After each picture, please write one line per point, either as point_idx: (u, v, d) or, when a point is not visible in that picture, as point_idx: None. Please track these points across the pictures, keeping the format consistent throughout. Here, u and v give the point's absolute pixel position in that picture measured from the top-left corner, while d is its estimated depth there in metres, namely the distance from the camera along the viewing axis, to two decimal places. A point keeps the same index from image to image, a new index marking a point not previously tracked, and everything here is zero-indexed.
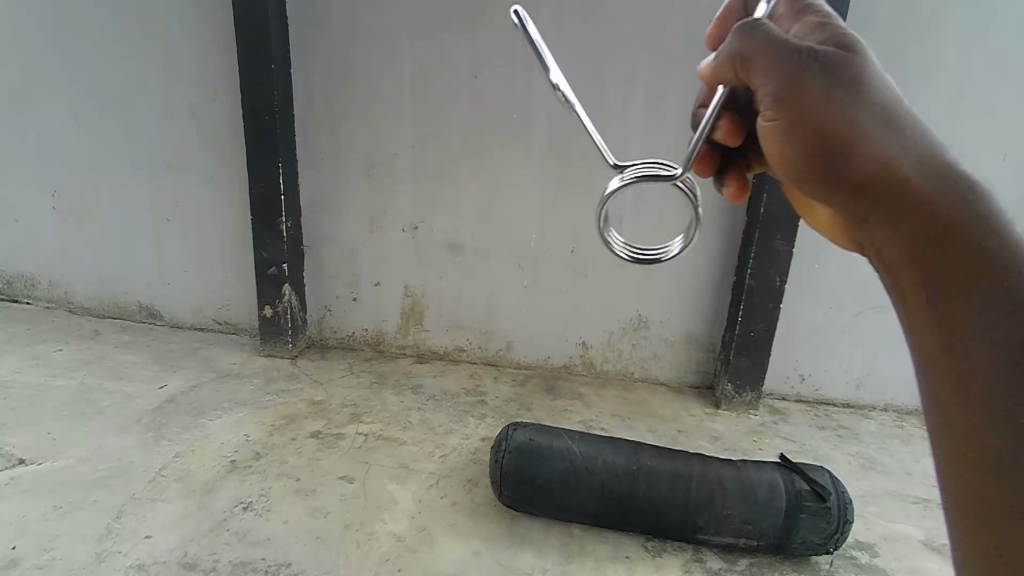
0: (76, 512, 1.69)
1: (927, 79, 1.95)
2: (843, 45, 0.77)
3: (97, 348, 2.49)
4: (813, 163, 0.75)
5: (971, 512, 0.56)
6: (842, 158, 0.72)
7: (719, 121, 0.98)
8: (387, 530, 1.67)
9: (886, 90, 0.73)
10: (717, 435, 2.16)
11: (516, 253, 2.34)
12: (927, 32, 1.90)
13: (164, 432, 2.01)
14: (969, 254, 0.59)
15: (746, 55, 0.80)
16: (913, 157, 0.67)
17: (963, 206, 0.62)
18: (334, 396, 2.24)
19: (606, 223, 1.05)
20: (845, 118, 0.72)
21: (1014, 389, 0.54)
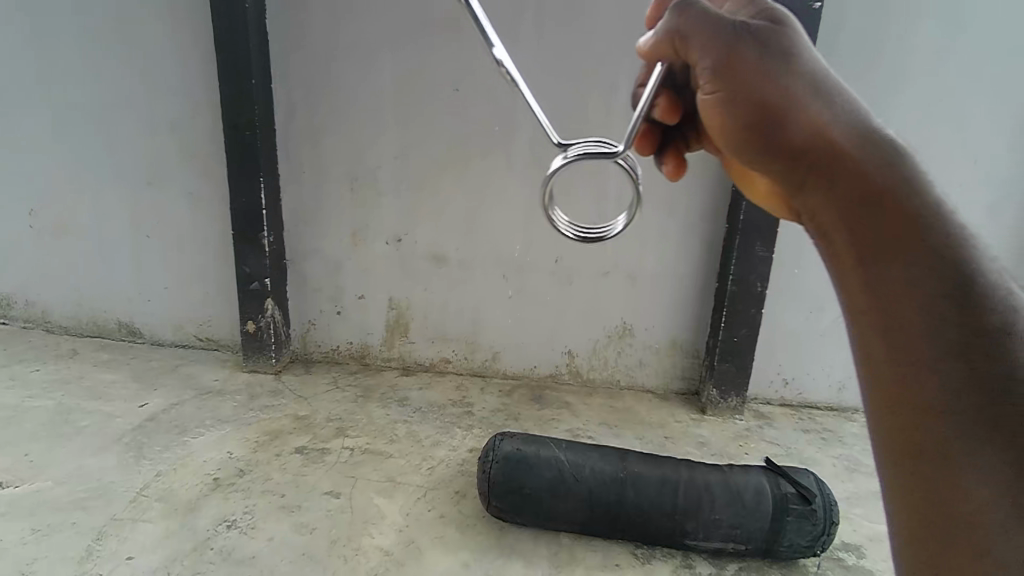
0: (54, 535, 1.65)
1: (900, 87, 2.00)
2: (774, 20, 0.82)
3: (76, 367, 2.45)
4: (751, 131, 0.79)
5: (915, 499, 0.57)
6: (776, 125, 0.76)
7: (657, 98, 0.99)
8: (374, 544, 1.65)
9: (816, 63, 0.78)
10: (704, 440, 2.17)
11: (500, 263, 2.35)
12: (898, 40, 1.95)
13: (145, 451, 1.97)
14: (900, 227, 0.62)
15: (683, 32, 0.85)
16: (843, 124, 0.71)
17: (893, 172, 0.65)
18: (319, 411, 2.21)
19: (551, 202, 1.05)
20: (777, 86, 0.76)
21: (948, 366, 0.57)
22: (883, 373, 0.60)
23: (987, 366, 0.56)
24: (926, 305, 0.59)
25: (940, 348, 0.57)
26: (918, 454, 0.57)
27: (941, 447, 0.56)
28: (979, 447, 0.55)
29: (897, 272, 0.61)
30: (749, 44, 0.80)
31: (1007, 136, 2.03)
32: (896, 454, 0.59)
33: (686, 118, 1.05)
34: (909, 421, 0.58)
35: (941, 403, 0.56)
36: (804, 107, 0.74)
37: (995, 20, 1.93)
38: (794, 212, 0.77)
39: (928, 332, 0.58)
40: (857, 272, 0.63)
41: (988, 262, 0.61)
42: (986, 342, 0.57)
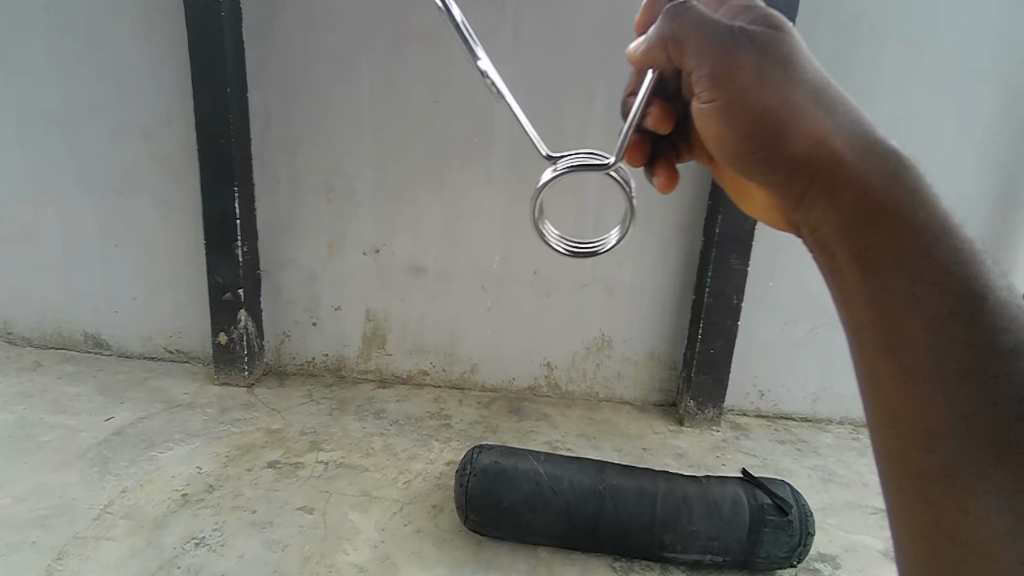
0: (11, 554, 1.58)
1: (868, 104, 2.05)
2: (771, 25, 0.83)
3: (39, 379, 2.36)
4: (751, 140, 0.80)
5: (920, 521, 0.59)
6: (776, 134, 0.77)
7: (649, 107, 1.00)
8: (348, 561, 1.61)
9: (814, 70, 0.79)
10: (681, 451, 2.18)
11: (479, 275, 2.34)
12: (867, 60, 2.01)
13: (110, 466, 1.91)
14: (902, 241, 0.63)
15: (679, 37, 0.86)
16: (845, 135, 0.72)
17: (896, 183, 0.66)
18: (292, 424, 2.17)
19: (541, 214, 1.04)
20: (778, 96, 0.77)
21: (954, 387, 0.57)
22: (883, 387, 0.61)
23: (1000, 389, 0.56)
24: (932, 324, 0.59)
25: (946, 367, 0.58)
26: (922, 475, 0.58)
27: (947, 469, 0.57)
28: (989, 470, 0.55)
29: (901, 290, 0.61)
30: (748, 50, 0.80)
31: (968, 159, 2.09)
32: (899, 476, 0.60)
33: (677, 127, 1.07)
34: (913, 440, 0.59)
35: (944, 423, 0.57)
36: (807, 118, 0.74)
37: (955, 48, 2.00)
38: (792, 222, 0.79)
39: (934, 351, 0.58)
40: (859, 287, 0.64)
41: (995, 279, 0.61)
42: (996, 362, 0.57)
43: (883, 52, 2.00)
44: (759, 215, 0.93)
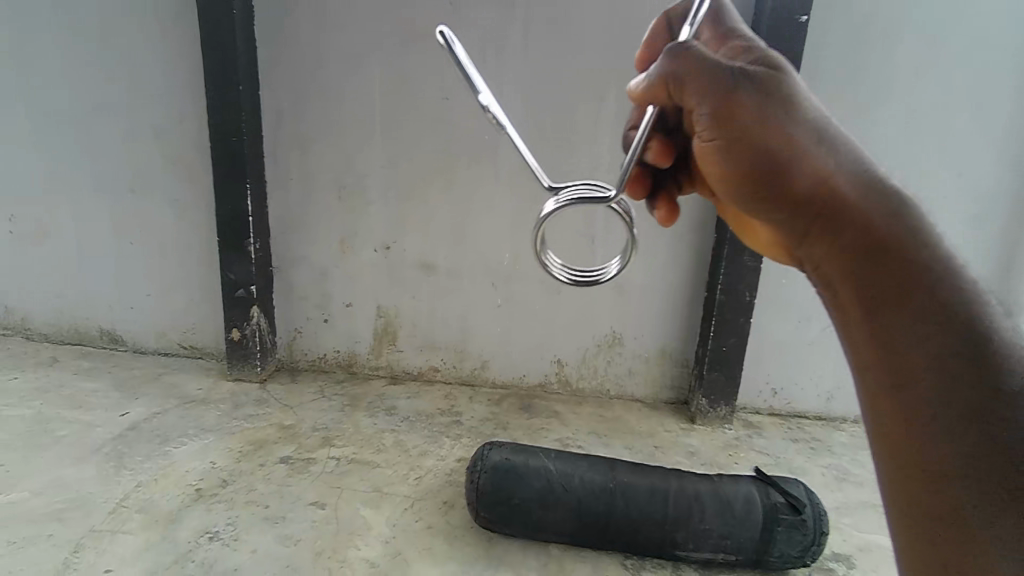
0: (28, 547, 1.60)
1: (882, 102, 2.02)
2: (771, 66, 0.85)
3: (56, 375, 2.39)
4: (750, 177, 0.82)
5: (925, 559, 0.60)
6: (776, 174, 0.78)
7: (650, 141, 1.01)
8: (360, 556, 1.62)
9: (815, 107, 0.80)
10: (693, 449, 2.17)
11: (489, 272, 2.33)
12: (880, 58, 1.98)
13: (125, 461, 1.93)
14: (905, 282, 0.63)
15: (678, 75, 0.87)
16: (846, 173, 0.73)
17: (898, 222, 0.67)
18: (304, 420, 2.18)
19: (543, 246, 1.07)
20: (777, 136, 0.79)
21: (957, 427, 0.58)
22: (884, 423, 0.62)
23: (1005, 433, 0.56)
24: (933, 366, 0.60)
25: (950, 408, 0.58)
26: (927, 515, 0.59)
27: (953, 510, 0.57)
28: (994, 516, 0.56)
29: (902, 330, 0.62)
30: (747, 91, 0.82)
31: (985, 157, 2.06)
32: (904, 514, 0.61)
33: (678, 162, 1.08)
34: (914, 478, 0.60)
35: (948, 464, 0.58)
36: (807, 158, 0.76)
37: (972, 45, 1.96)
38: (796, 258, 0.80)
39: (936, 391, 0.59)
40: (859, 324, 0.65)
41: (1001, 318, 0.61)
42: (1001, 405, 0.57)
43: (896, 57, 1.98)
44: (759, 248, 0.94)
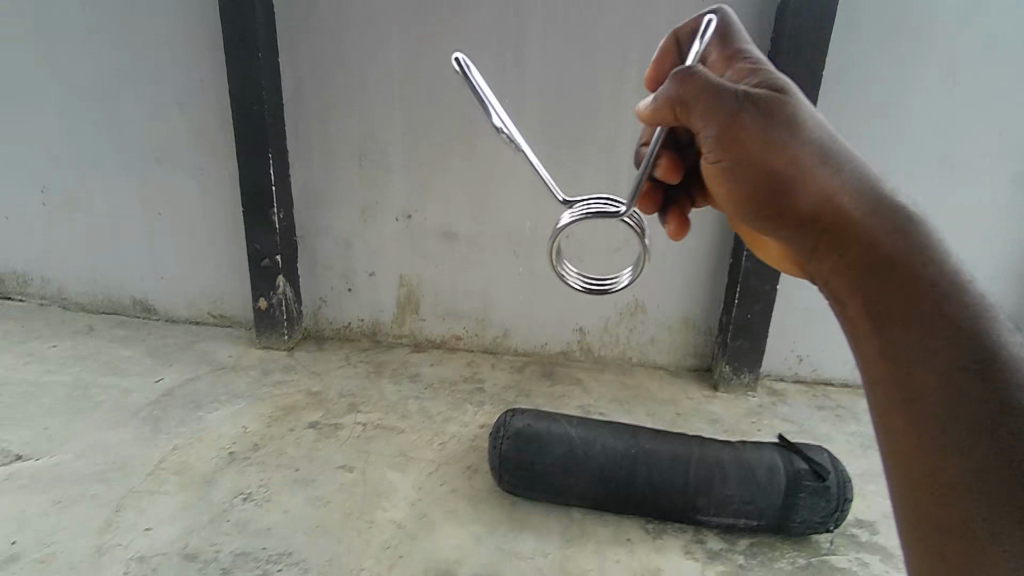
0: (73, 506, 1.68)
1: (909, 89, 2.01)
2: (772, 89, 0.87)
3: (92, 343, 2.47)
4: (761, 197, 0.84)
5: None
6: (785, 195, 0.80)
7: (658, 159, 1.03)
8: (387, 518, 1.66)
9: (822, 129, 0.82)
10: (716, 416, 2.17)
11: (511, 240, 2.33)
12: (907, 45, 1.97)
13: (161, 425, 2.00)
14: (912, 297, 0.63)
15: (683, 100, 0.89)
16: (852, 191, 0.73)
17: (904, 238, 0.67)
18: (331, 387, 2.23)
19: (558, 258, 1.12)
20: (783, 157, 0.80)
21: (966, 441, 0.57)
22: (894, 437, 0.62)
23: (1015, 446, 0.55)
24: (941, 380, 0.59)
25: (959, 422, 0.58)
26: (937, 530, 0.58)
27: (966, 525, 0.56)
28: (1007, 531, 0.54)
29: (910, 345, 0.62)
30: (751, 113, 0.83)
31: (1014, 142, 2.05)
32: (916, 530, 0.60)
33: (689, 177, 1.10)
34: (925, 493, 0.59)
35: (960, 478, 0.57)
36: (811, 176, 0.77)
37: (1003, 29, 1.94)
38: (809, 273, 0.80)
39: (945, 405, 0.59)
40: (868, 338, 0.65)
41: (1009, 333, 0.61)
42: (1011, 419, 0.56)
43: (923, 47, 1.97)
44: (775, 264, 0.95)
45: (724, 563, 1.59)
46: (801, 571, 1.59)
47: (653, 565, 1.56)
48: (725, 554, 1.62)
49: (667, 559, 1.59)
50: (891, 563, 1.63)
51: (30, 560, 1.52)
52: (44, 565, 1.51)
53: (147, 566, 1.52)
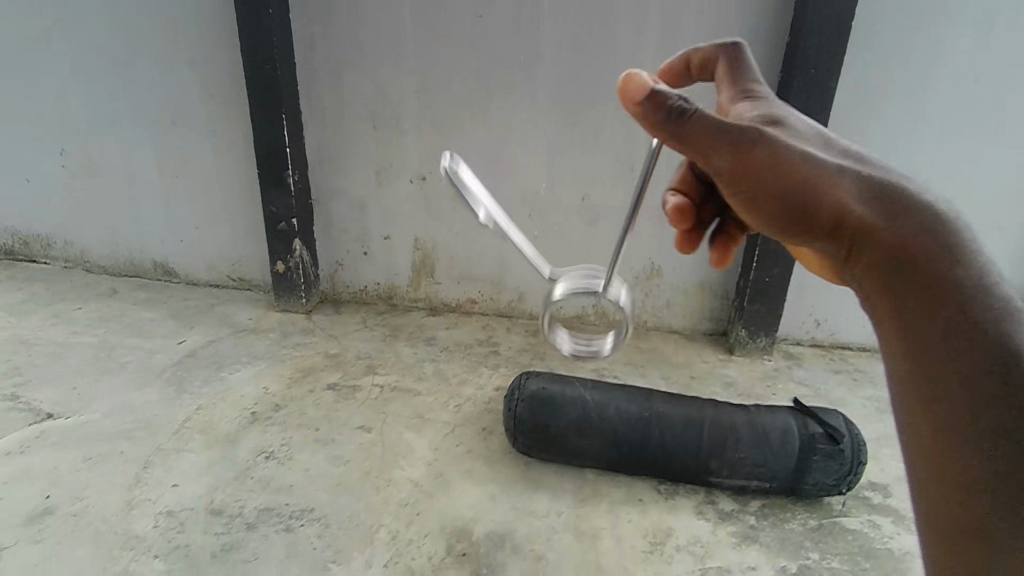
0: (103, 463, 1.73)
1: (930, 81, 1.98)
2: (771, 119, 0.87)
3: (116, 306, 2.52)
4: (782, 222, 0.83)
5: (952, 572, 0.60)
6: (806, 220, 0.80)
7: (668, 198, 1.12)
8: (405, 477, 1.69)
9: (830, 147, 0.84)
10: (730, 379, 2.18)
11: (526, 203, 2.31)
12: (930, 37, 1.93)
13: (185, 385, 2.05)
14: (936, 301, 0.66)
15: (684, 139, 0.83)
16: (872, 202, 0.75)
17: (930, 240, 0.70)
18: (349, 349, 2.26)
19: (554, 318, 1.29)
20: (801, 179, 0.79)
21: (989, 439, 0.59)
22: (926, 451, 0.64)
23: None
24: (965, 381, 0.62)
25: (981, 421, 0.60)
26: (960, 527, 0.60)
27: (984, 522, 0.58)
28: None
29: (934, 347, 0.65)
30: (758, 142, 0.81)
31: None
32: (937, 525, 0.62)
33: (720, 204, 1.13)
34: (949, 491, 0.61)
35: (984, 477, 0.59)
36: (830, 193, 0.77)
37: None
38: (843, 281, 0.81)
39: (967, 406, 0.61)
40: (902, 357, 0.67)
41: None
42: None
43: (946, 39, 1.93)
44: (811, 269, 0.93)
45: (736, 524, 1.61)
46: (812, 531, 1.61)
47: (665, 525, 1.59)
48: (736, 515, 1.64)
49: (678, 519, 1.61)
50: (903, 525, 1.64)
51: (64, 513, 1.57)
52: (77, 518, 1.56)
53: (176, 520, 1.56)
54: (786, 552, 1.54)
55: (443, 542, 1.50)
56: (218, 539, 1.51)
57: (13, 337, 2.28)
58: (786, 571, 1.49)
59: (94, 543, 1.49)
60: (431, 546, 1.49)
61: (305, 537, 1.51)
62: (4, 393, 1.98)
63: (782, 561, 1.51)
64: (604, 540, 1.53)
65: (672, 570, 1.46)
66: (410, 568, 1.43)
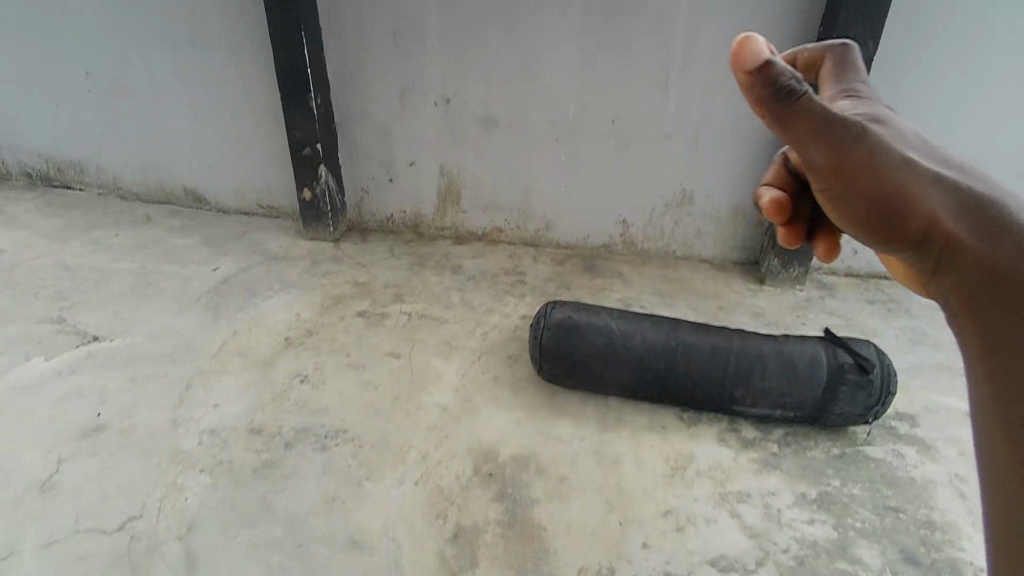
0: (149, 383, 1.82)
1: (956, 87, 1.95)
2: (873, 115, 0.73)
3: (151, 233, 2.57)
4: (868, 229, 0.69)
5: None
6: (893, 227, 0.65)
7: (764, 193, 0.88)
8: (433, 402, 1.74)
9: (933, 149, 0.69)
10: (759, 309, 2.15)
11: (554, 126, 2.23)
12: (967, 39, 1.88)
13: (222, 311, 2.11)
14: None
15: (779, 119, 0.69)
16: (975, 208, 0.60)
17: None
18: (377, 278, 2.29)
19: None
20: (896, 180, 0.64)
21: None
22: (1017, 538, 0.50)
23: None
24: None
25: None
26: None
27: None
28: None
29: None
30: (857, 135, 0.67)
31: None
32: None
33: None
34: None
35: None
36: (922, 198, 0.63)
37: None
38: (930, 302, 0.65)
39: None
40: (992, 415, 0.52)
41: None
42: None
43: (982, 45, 1.88)
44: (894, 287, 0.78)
45: (757, 451, 1.64)
46: (834, 459, 1.62)
47: (686, 451, 1.62)
48: (758, 443, 1.66)
49: (700, 446, 1.64)
50: (927, 455, 1.65)
51: (115, 429, 1.66)
52: (127, 434, 1.65)
53: (218, 438, 1.64)
54: (807, 479, 1.56)
55: (470, 463, 1.56)
56: (259, 456, 1.59)
57: (56, 262, 2.35)
58: (805, 496, 1.51)
59: (145, 456, 1.58)
60: (459, 466, 1.55)
61: (340, 456, 1.58)
62: (52, 316, 2.07)
63: (802, 487, 1.54)
64: (626, 465, 1.57)
65: (692, 494, 1.50)
66: (439, 487, 1.49)
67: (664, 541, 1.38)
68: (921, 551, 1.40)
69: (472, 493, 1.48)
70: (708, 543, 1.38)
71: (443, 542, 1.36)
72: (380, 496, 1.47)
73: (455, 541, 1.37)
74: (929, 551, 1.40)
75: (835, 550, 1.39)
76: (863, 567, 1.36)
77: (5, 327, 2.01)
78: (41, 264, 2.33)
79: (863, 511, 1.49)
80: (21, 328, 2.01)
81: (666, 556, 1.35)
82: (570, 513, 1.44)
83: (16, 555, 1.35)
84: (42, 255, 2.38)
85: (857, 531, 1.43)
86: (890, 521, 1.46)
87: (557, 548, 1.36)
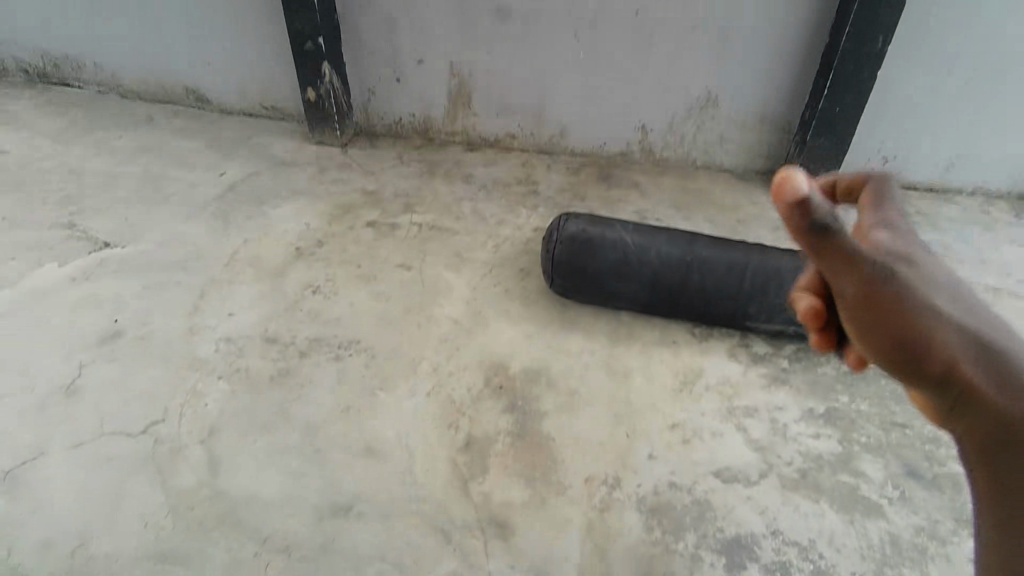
0: (163, 291, 1.82)
1: (943, 39, 1.97)
2: (900, 252, 0.71)
3: (155, 136, 2.49)
4: (891, 368, 0.68)
5: None
6: (920, 375, 0.66)
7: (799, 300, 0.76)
8: (445, 315, 1.75)
9: (954, 290, 0.70)
10: (779, 223, 2.09)
11: (572, 20, 2.08)
12: None
13: (231, 219, 2.09)
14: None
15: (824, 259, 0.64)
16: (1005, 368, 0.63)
17: None
18: (387, 187, 2.23)
19: None
20: (917, 329, 0.64)
21: None
22: None
23: None
24: None
25: None
26: None
27: None
28: None
29: None
30: (886, 276, 0.66)
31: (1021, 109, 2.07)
32: None
33: None
34: None
35: None
36: (947, 347, 0.64)
37: None
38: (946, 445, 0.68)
39: None
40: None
41: None
42: None
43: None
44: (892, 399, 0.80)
45: (767, 366, 1.64)
46: (844, 375, 1.63)
47: (696, 366, 1.63)
48: (769, 359, 1.66)
49: (710, 361, 1.64)
50: None
51: (132, 336, 1.68)
52: (145, 341, 1.67)
53: (234, 347, 1.66)
54: (816, 395, 1.57)
55: (481, 376, 1.58)
56: (275, 365, 1.61)
57: (61, 165, 2.30)
58: (813, 412, 1.53)
59: (163, 363, 1.61)
60: (470, 379, 1.57)
61: (354, 367, 1.60)
62: (62, 222, 2.05)
63: (809, 402, 1.55)
64: (635, 379, 1.58)
65: (700, 408, 1.52)
66: (451, 398, 1.52)
67: (671, 453, 1.42)
68: (923, 466, 1.43)
69: (483, 405, 1.51)
70: (713, 455, 1.42)
71: (455, 451, 1.41)
72: (394, 406, 1.51)
73: (467, 450, 1.41)
74: (931, 466, 1.43)
75: (838, 463, 1.42)
76: (864, 480, 1.39)
77: (16, 232, 2.00)
78: (46, 167, 2.28)
79: (869, 426, 1.50)
80: (32, 234, 2.00)
81: (671, 467, 1.39)
82: (579, 425, 1.47)
83: (46, 454, 1.40)
84: (46, 158, 2.33)
85: (862, 446, 1.46)
86: (895, 437, 1.48)
87: (566, 458, 1.40)
